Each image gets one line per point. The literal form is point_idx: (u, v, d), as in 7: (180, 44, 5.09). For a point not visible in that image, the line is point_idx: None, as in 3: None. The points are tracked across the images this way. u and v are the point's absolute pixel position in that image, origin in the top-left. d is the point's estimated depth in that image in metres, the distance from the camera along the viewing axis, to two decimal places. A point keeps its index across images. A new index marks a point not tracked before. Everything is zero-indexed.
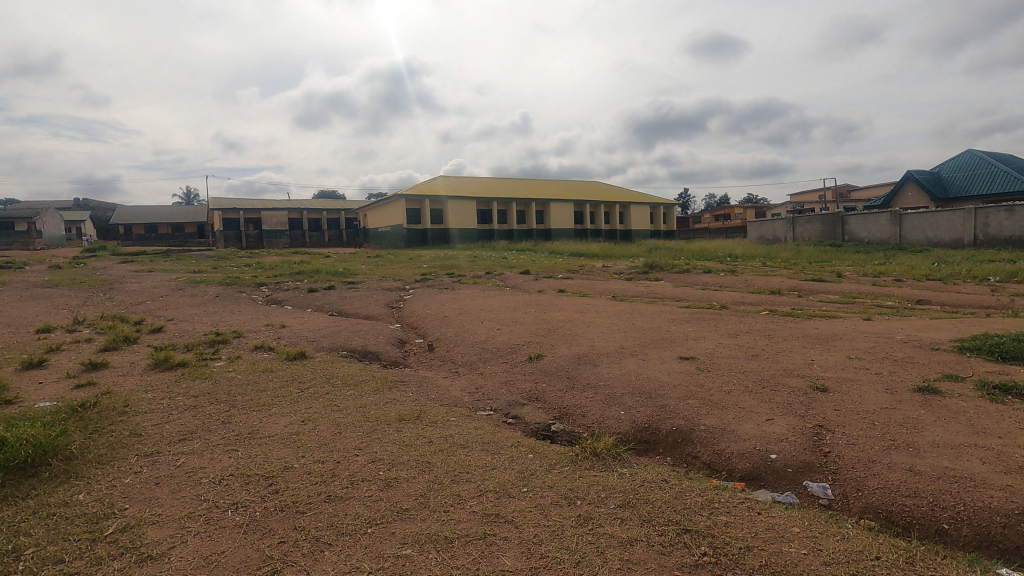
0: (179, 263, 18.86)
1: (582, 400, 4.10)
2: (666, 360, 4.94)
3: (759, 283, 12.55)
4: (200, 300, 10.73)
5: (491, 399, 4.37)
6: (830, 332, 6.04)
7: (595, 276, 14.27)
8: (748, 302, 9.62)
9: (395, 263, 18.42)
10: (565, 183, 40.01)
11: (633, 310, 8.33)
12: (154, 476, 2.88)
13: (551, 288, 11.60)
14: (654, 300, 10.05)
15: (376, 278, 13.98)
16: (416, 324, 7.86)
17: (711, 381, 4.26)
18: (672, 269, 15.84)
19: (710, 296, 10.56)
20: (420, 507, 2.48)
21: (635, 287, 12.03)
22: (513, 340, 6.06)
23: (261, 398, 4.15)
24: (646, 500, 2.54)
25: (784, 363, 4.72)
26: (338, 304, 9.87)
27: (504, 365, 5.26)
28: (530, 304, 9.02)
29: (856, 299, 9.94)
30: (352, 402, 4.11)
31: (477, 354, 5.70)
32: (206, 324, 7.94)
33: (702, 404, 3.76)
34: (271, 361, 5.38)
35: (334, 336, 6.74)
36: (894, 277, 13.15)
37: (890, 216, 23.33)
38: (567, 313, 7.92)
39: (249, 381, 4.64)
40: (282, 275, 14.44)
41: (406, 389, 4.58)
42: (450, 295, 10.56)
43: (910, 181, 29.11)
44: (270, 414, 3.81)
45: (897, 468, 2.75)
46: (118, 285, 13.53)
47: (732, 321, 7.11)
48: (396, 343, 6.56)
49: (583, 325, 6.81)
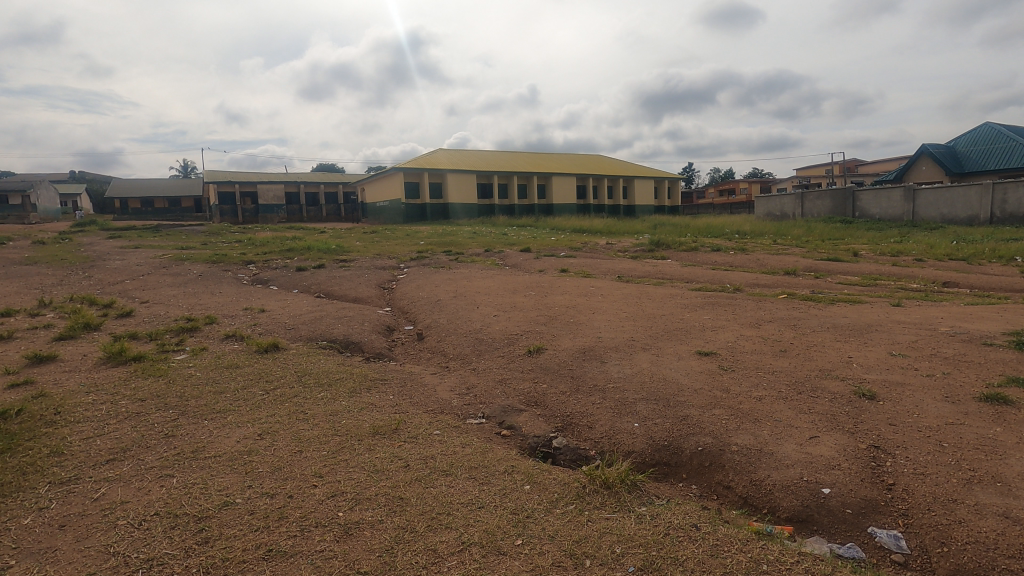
0: (168, 238, 18.27)
1: (588, 407, 3.53)
2: (683, 357, 4.36)
3: (772, 263, 11.90)
4: (182, 280, 10.14)
5: (483, 403, 3.81)
6: (863, 322, 5.44)
7: (599, 255, 13.60)
8: (763, 284, 9.02)
9: (391, 240, 17.75)
10: (567, 157, 38.96)
11: (642, 293, 7.72)
12: (62, 516, 2.33)
13: (552, 268, 10.97)
14: (662, 282, 9.43)
15: (370, 256, 13.39)
16: (407, 309, 7.27)
17: (737, 384, 3.69)
18: (679, 247, 15.15)
19: (722, 277, 9.94)
20: (383, 570, 1.93)
21: (641, 266, 11.42)
22: (512, 329, 5.50)
23: (217, 404, 3.58)
24: (673, 561, 1.98)
25: (819, 361, 4.14)
26: (326, 285, 9.27)
27: (500, 360, 4.68)
28: (530, 286, 8.41)
29: (879, 281, 9.32)
30: (322, 409, 3.56)
31: (471, 346, 5.13)
32: (180, 308, 7.36)
33: (729, 416, 3.19)
34: (239, 354, 4.80)
35: (316, 322, 6.17)
36: (914, 256, 12.48)
37: (904, 191, 22.52)
38: (570, 297, 7.34)
39: (208, 380, 4.06)
40: (273, 253, 13.87)
41: (387, 390, 4.01)
42: (445, 275, 9.97)
43: (925, 155, 28.12)
44: (223, 426, 3.25)
45: (988, 513, 2.18)
46: (99, 263, 12.95)
47: (750, 308, 6.50)
48: (383, 331, 6.00)
49: (587, 312, 6.22)
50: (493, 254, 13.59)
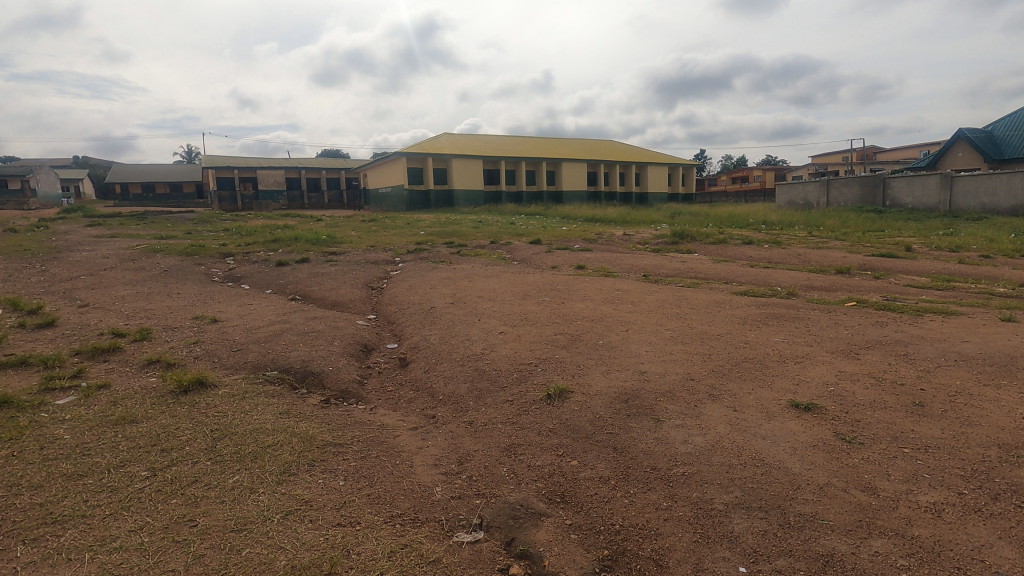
0: (153, 226, 17.07)
1: (651, 518, 2.19)
2: (773, 414, 2.97)
3: (817, 258, 10.48)
4: (144, 277, 8.85)
5: (482, 497, 2.47)
6: (997, 350, 4.02)
7: (617, 248, 12.19)
8: (819, 287, 7.63)
9: (390, 229, 16.39)
10: (577, 142, 37.27)
11: (680, 300, 6.33)
12: None
13: (566, 264, 9.62)
14: (697, 282, 8.07)
15: (363, 248, 12.07)
16: (393, 319, 5.94)
17: (883, 477, 2.32)
18: (706, 238, 13.74)
19: (766, 276, 8.56)
20: None
21: (668, 263, 10.02)
22: (524, 356, 4.12)
23: (58, 506, 2.27)
24: None
25: (986, 428, 2.73)
26: (304, 284, 7.95)
27: (507, 410, 3.32)
28: (543, 288, 7.04)
29: (955, 284, 7.87)
30: (225, 514, 2.24)
31: (467, 383, 3.77)
32: (118, 316, 6.07)
33: (907, 561, 1.84)
34: (147, 396, 3.47)
35: (273, 339, 4.84)
36: (975, 251, 11.01)
37: (940, 178, 20.86)
38: (594, 305, 5.96)
39: (74, 450, 2.72)
40: (256, 244, 12.58)
41: (339, 468, 2.67)
42: (444, 272, 8.61)
43: (961, 139, 26.31)
44: (42, 563, 1.93)
45: None
46: (63, 255, 11.67)
47: (826, 324, 5.10)
48: (357, 354, 4.66)
49: (618, 330, 4.85)
50: (500, 246, 12.23)
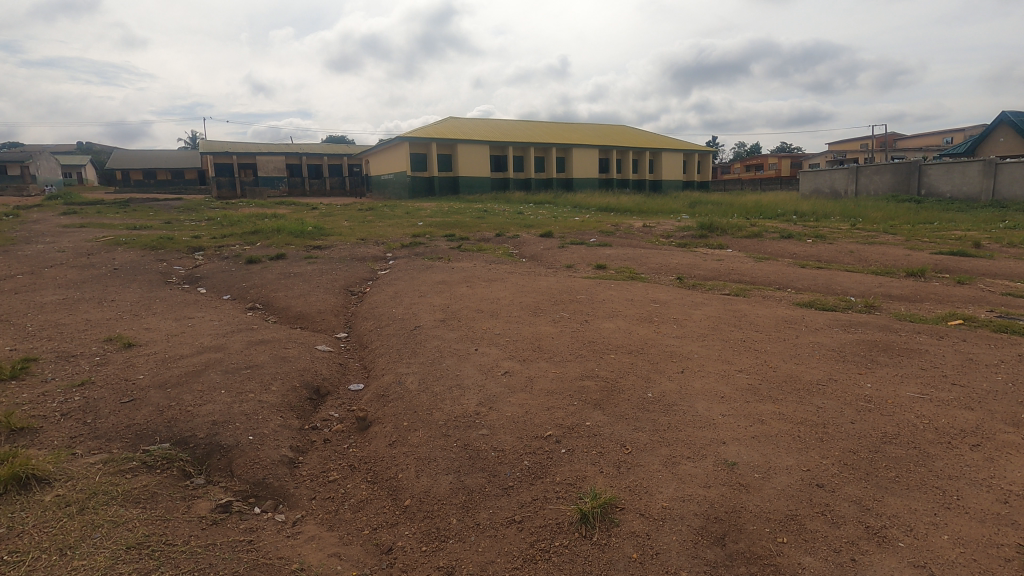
0: (132, 216, 15.68)
1: None
2: None
3: (874, 257, 9.02)
4: (87, 277, 7.50)
5: None
6: None
7: (639, 243, 10.75)
8: (900, 297, 6.16)
9: (387, 219, 14.99)
10: (589, 127, 35.62)
11: (737, 318, 4.88)
12: None
13: (584, 263, 8.18)
14: (744, 287, 6.64)
15: (352, 241, 10.68)
16: (366, 342, 4.55)
17: None
18: (737, 230, 12.28)
19: (826, 281, 7.09)
20: None
21: (702, 262, 8.56)
22: (539, 424, 2.72)
23: None
24: None
25: None
26: (270, 289, 6.57)
27: (514, 547, 1.95)
28: (560, 297, 5.61)
29: None
30: None
31: (450, 477, 2.38)
32: (13, 335, 4.70)
33: None
34: None
35: (188, 379, 3.46)
36: None
37: (983, 165, 19.13)
38: (626, 325, 4.54)
39: None
40: (234, 236, 11.23)
41: None
42: (439, 274, 7.19)
43: (1003, 123, 24.43)
44: None
45: None
46: (17, 248, 10.32)
47: (956, 361, 3.67)
48: (300, 407, 3.27)
49: (671, 371, 3.42)
50: (506, 240, 10.81)
